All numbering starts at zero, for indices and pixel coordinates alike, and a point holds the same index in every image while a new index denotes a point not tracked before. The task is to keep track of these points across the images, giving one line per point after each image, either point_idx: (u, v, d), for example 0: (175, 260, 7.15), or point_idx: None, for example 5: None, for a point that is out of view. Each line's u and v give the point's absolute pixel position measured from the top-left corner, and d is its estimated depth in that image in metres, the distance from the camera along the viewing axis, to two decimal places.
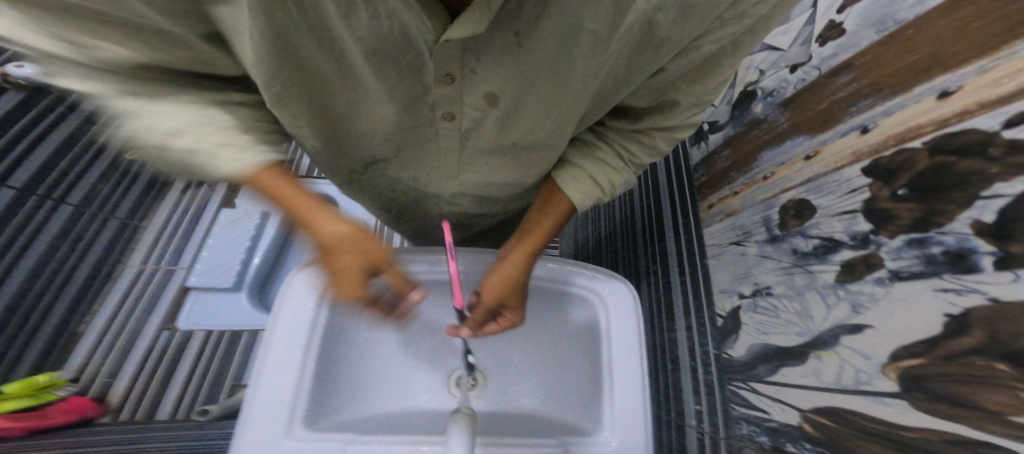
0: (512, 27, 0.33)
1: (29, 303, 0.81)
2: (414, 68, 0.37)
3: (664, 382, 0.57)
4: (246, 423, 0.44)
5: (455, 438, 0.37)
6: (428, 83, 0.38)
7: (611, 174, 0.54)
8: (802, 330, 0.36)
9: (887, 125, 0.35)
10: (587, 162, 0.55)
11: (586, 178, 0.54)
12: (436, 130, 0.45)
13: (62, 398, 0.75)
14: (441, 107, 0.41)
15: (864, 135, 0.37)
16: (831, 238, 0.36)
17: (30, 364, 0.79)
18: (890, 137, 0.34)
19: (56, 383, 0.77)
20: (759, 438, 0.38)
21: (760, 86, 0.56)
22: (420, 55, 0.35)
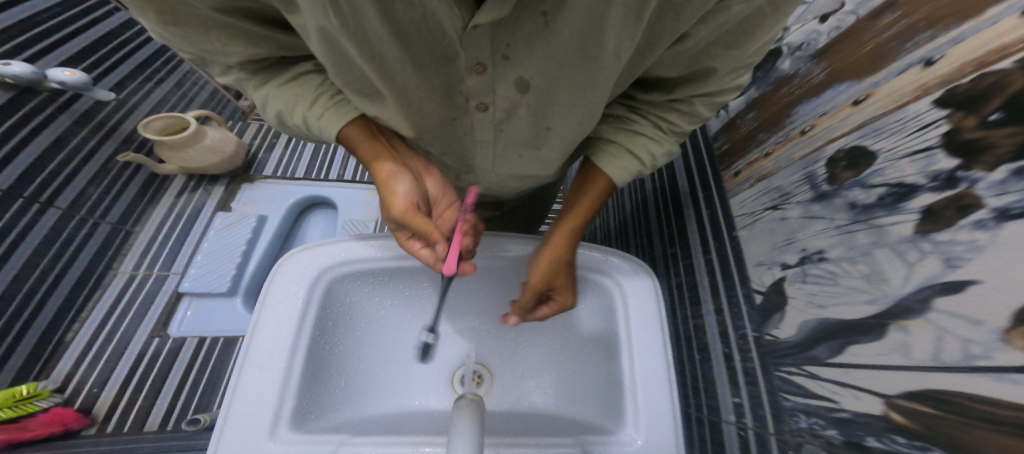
0: (538, 9, 0.35)
1: (14, 311, 0.78)
2: (450, 59, 0.42)
3: (691, 374, 0.51)
4: (224, 424, 0.38)
5: (459, 438, 0.32)
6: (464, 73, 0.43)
7: (653, 146, 0.54)
8: (874, 297, 0.30)
9: (956, 54, 0.30)
10: (624, 135, 0.55)
11: (623, 152, 0.55)
12: (473, 119, 0.52)
13: (44, 409, 0.72)
14: (474, 96, 0.47)
15: (927, 69, 0.31)
16: (902, 183, 0.30)
17: (12, 374, 0.76)
18: (965, 63, 0.29)
19: (38, 394, 0.74)
20: (825, 432, 0.32)
21: (785, 43, 0.50)
22: (454, 46, 0.40)
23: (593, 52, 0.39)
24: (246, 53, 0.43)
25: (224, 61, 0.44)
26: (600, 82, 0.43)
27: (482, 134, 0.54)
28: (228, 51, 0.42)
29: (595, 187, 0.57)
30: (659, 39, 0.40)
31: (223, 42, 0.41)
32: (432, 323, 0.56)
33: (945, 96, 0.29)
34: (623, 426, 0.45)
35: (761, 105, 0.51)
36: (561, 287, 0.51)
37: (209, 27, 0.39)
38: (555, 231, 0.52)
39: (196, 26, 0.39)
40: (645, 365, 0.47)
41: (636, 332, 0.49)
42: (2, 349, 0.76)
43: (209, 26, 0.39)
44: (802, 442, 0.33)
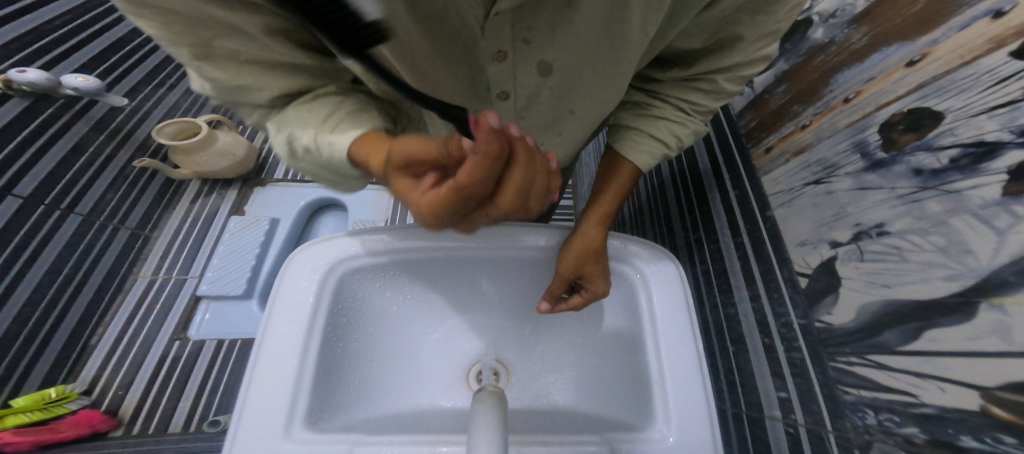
0: None
1: (41, 316, 0.79)
2: (472, 49, 0.40)
3: (726, 367, 0.47)
4: (238, 426, 0.37)
5: (479, 435, 0.30)
6: (485, 62, 0.41)
7: (676, 128, 0.50)
8: (956, 272, 0.26)
9: None
10: (643, 120, 0.51)
11: (645, 136, 0.51)
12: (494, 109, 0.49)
13: (73, 412, 0.73)
14: (496, 85, 0.44)
15: (1000, 19, 0.27)
16: (982, 142, 0.26)
17: (41, 378, 0.77)
18: None
19: (67, 396, 0.75)
20: (900, 430, 0.28)
21: (816, 11, 0.45)
22: (474, 33, 0.38)
23: (618, 30, 0.37)
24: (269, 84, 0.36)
25: (251, 99, 0.38)
26: (624, 61, 0.41)
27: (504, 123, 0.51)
28: (250, 82, 0.35)
29: (620, 174, 0.53)
30: (686, 11, 0.39)
31: (244, 69, 0.35)
32: (445, 318, 0.54)
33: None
34: (654, 423, 0.42)
35: (793, 78, 0.46)
36: (591, 276, 0.47)
37: (227, 50, 0.33)
38: (581, 220, 0.50)
39: (214, 50, 0.33)
40: (674, 358, 0.44)
41: (662, 322, 0.46)
42: (32, 353, 0.77)
43: (228, 50, 0.33)
44: (870, 440, 0.29)
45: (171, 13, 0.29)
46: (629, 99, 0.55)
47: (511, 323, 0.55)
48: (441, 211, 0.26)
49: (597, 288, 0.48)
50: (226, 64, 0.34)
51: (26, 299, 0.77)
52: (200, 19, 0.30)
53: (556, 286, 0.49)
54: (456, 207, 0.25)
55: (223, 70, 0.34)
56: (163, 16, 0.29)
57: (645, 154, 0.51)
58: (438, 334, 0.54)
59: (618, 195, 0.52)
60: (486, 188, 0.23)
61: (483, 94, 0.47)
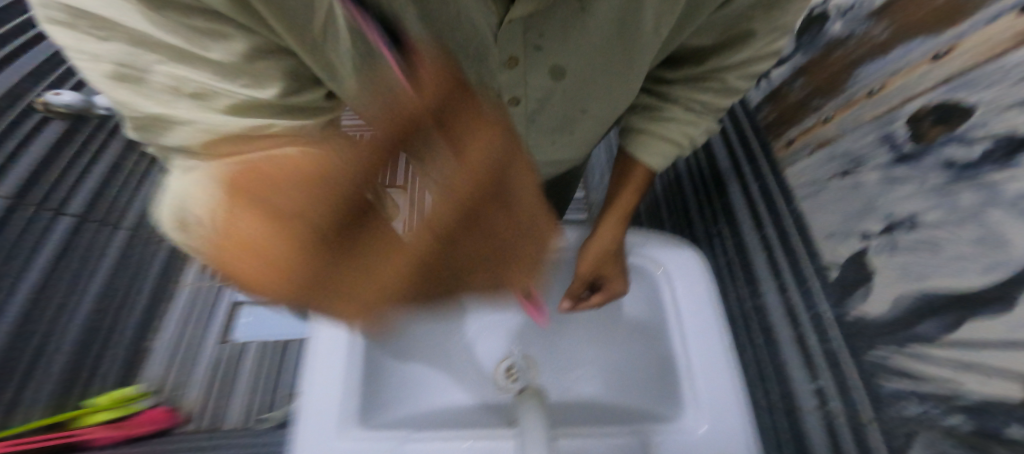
0: None
1: (104, 323, 0.84)
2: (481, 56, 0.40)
3: (756, 357, 0.48)
4: (300, 426, 0.39)
5: (527, 425, 0.32)
6: (495, 69, 0.41)
7: (689, 128, 0.50)
8: (992, 262, 0.26)
9: None
10: (654, 122, 0.52)
11: (658, 138, 0.52)
12: None
13: (144, 409, 0.78)
14: (507, 90, 0.44)
15: None
16: (1012, 134, 0.26)
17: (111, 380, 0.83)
18: None
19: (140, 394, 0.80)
20: (945, 420, 0.28)
21: (832, 6, 0.45)
22: (485, 40, 0.37)
23: (633, 26, 0.39)
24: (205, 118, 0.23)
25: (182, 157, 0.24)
26: (639, 56, 0.42)
27: None
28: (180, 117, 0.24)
29: (634, 178, 0.54)
30: (702, 9, 0.40)
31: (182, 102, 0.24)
32: None
33: None
34: (685, 414, 0.43)
35: (812, 70, 0.46)
36: (609, 274, 0.50)
37: (166, 80, 0.24)
38: (601, 221, 0.51)
39: (145, 77, 0.25)
40: (703, 350, 0.45)
41: (688, 315, 0.47)
42: (99, 357, 0.82)
43: (166, 82, 0.24)
44: (912, 429, 0.30)
45: (118, 27, 0.25)
46: (638, 102, 0.55)
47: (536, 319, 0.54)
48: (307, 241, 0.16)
49: (615, 286, 0.50)
50: (157, 95, 0.24)
51: (89, 310, 0.82)
52: (143, 32, 0.24)
53: (575, 287, 0.51)
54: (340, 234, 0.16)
55: (150, 102, 0.24)
56: (112, 25, 0.25)
57: (657, 154, 0.52)
58: None
59: (637, 195, 0.53)
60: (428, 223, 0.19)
61: None
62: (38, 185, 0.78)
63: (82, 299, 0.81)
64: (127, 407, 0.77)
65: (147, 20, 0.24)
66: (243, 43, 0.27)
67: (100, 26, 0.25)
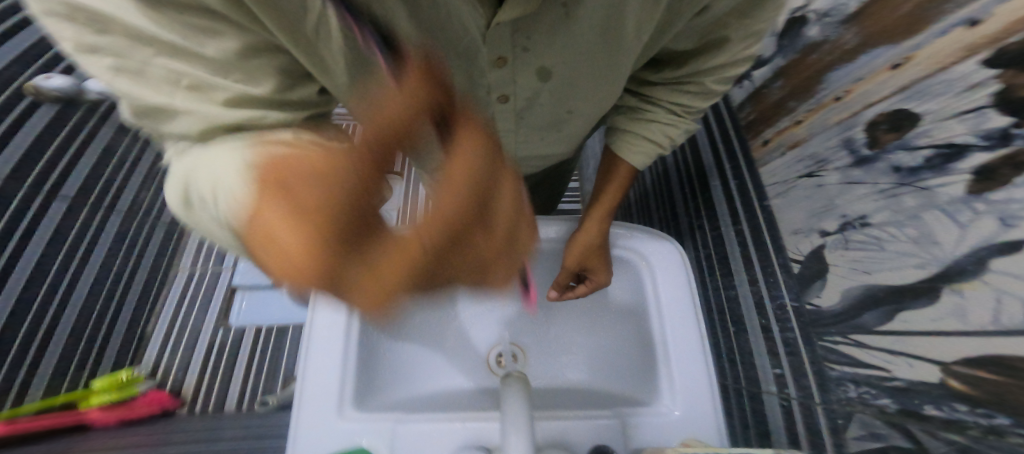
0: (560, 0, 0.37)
1: (102, 306, 0.86)
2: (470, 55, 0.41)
3: (727, 345, 0.51)
4: (299, 408, 0.42)
5: (510, 405, 0.34)
6: (484, 68, 0.43)
7: (669, 130, 0.53)
8: (924, 261, 0.29)
9: (1003, 13, 0.27)
10: (638, 124, 0.55)
11: (640, 138, 0.55)
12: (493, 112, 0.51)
13: (143, 393, 0.80)
14: (496, 88, 0.46)
15: (972, 30, 0.29)
16: (951, 144, 0.28)
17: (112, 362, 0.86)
18: (1014, 21, 0.26)
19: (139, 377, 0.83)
20: (877, 401, 0.31)
21: (811, 9, 0.46)
22: (474, 41, 0.39)
23: (617, 31, 0.41)
24: (207, 111, 0.24)
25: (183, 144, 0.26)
26: (621, 59, 0.45)
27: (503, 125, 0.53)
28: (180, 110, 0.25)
29: (618, 177, 0.56)
30: (680, 14, 0.41)
31: (183, 93, 0.25)
32: (470, 305, 0.56)
33: (994, 55, 0.27)
34: (660, 398, 0.47)
35: (790, 73, 0.48)
36: (594, 266, 0.52)
37: (165, 74, 0.25)
38: (586, 215, 0.53)
39: (140, 67, 0.25)
40: (679, 338, 0.48)
41: (667, 306, 0.50)
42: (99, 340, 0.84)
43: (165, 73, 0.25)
44: (852, 409, 0.33)
45: (105, 18, 0.25)
46: (622, 103, 0.58)
47: (527, 309, 0.57)
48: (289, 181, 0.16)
49: (601, 279, 0.53)
50: (151, 82, 0.25)
51: (88, 293, 0.84)
52: (137, 26, 0.24)
53: (563, 277, 0.54)
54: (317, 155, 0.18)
55: (150, 92, 0.25)
56: (107, 18, 0.24)
57: (639, 153, 0.55)
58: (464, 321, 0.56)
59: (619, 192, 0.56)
60: (440, 225, 0.17)
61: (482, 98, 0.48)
62: (33, 170, 0.79)
63: (80, 284, 0.83)
64: (126, 390, 0.79)
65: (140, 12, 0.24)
66: (237, 41, 0.26)
67: (86, 20, 0.25)
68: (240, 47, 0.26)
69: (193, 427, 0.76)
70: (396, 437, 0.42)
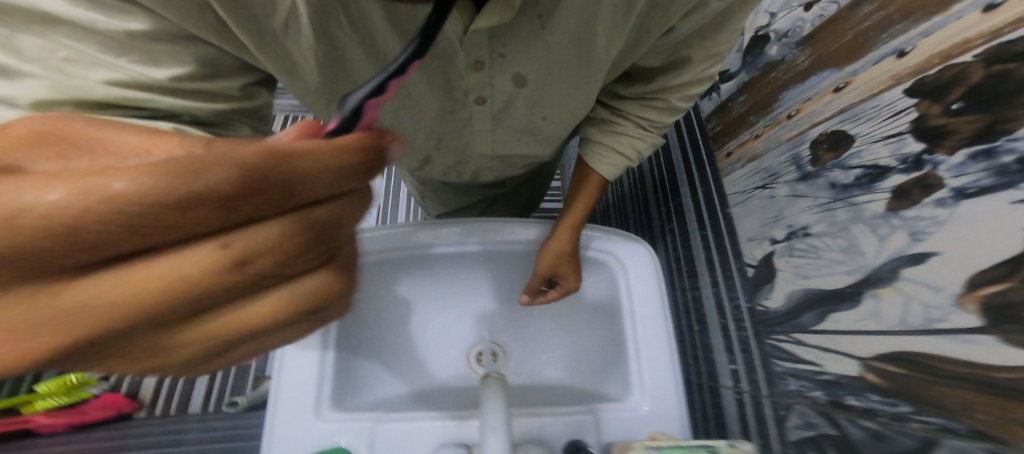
0: (535, 11, 0.39)
1: None
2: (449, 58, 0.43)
3: (691, 344, 0.55)
4: (279, 410, 0.43)
5: (491, 405, 0.36)
6: (462, 71, 0.45)
7: (637, 142, 0.56)
8: (852, 268, 0.33)
9: (924, 48, 0.31)
10: (608, 135, 0.57)
11: (610, 147, 0.57)
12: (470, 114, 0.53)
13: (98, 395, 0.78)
14: (473, 91, 0.48)
15: (900, 61, 0.33)
16: (876, 165, 0.32)
17: None
18: (931, 58, 0.30)
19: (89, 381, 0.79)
20: (810, 393, 0.35)
21: (772, 29, 0.49)
22: (453, 44, 0.41)
23: (586, 45, 0.43)
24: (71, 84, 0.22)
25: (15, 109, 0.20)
26: (593, 71, 0.47)
27: (481, 126, 0.54)
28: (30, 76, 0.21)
29: (589, 185, 0.60)
30: (647, 34, 0.45)
31: (57, 65, 0.22)
32: (449, 307, 0.58)
33: (915, 85, 0.31)
34: (630, 394, 0.50)
35: (751, 89, 0.52)
36: (565, 273, 0.55)
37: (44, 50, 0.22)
38: (560, 220, 0.56)
39: (18, 43, 0.21)
40: (648, 337, 0.51)
41: (638, 306, 0.53)
42: None
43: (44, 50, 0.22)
44: (792, 401, 0.37)
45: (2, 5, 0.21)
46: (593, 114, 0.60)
47: (503, 310, 0.59)
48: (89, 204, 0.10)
49: (569, 284, 0.56)
50: (25, 55, 0.21)
51: None
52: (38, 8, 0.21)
53: (535, 284, 0.56)
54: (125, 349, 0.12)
55: (18, 62, 0.21)
56: None
57: (610, 163, 0.58)
58: (443, 321, 0.58)
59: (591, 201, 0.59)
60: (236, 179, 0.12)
61: (460, 99, 0.50)
62: None
63: None
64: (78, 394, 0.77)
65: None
66: (146, 23, 0.24)
67: None
68: (145, 32, 0.24)
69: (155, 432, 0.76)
70: (377, 436, 0.44)
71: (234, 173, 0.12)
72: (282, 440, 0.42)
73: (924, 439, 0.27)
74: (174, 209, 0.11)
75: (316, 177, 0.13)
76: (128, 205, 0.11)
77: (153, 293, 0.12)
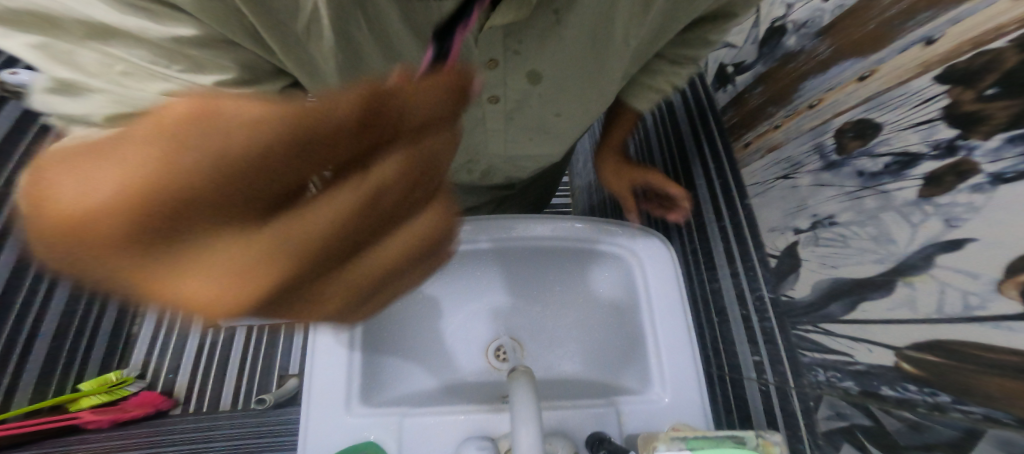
0: (552, 7, 0.40)
1: None
2: None
3: (711, 336, 0.54)
4: (309, 407, 0.45)
5: (519, 397, 0.37)
6: (476, 69, 0.45)
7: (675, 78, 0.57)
8: (881, 257, 0.33)
9: (954, 34, 0.30)
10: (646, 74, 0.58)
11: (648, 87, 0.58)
12: (483, 113, 0.53)
13: (135, 393, 0.84)
14: (486, 90, 0.48)
15: (928, 49, 0.32)
16: (906, 153, 0.32)
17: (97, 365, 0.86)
18: (962, 43, 0.29)
19: (126, 380, 0.86)
20: (842, 384, 0.35)
21: (790, 19, 0.49)
22: None
23: (604, 35, 0.44)
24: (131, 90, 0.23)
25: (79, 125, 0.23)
26: (609, 62, 0.48)
27: (494, 125, 0.55)
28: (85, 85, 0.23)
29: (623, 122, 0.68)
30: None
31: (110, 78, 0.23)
32: (466, 302, 0.59)
33: (943, 73, 0.30)
34: (652, 387, 0.50)
35: (768, 80, 0.51)
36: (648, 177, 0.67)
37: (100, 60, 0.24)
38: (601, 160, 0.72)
39: (79, 58, 0.24)
40: (667, 330, 0.51)
41: (656, 299, 0.53)
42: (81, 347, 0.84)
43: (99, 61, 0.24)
44: (821, 392, 0.37)
45: (65, 24, 0.24)
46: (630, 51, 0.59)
47: (520, 305, 0.59)
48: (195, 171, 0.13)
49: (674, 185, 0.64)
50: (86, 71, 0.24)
51: None
52: (93, 18, 0.24)
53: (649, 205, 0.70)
54: (280, 299, 0.16)
55: (83, 78, 0.23)
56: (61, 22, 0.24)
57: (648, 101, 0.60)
58: (461, 317, 0.58)
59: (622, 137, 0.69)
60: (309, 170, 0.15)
61: (473, 98, 0.50)
62: None
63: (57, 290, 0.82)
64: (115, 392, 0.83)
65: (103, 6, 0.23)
66: (195, 30, 0.25)
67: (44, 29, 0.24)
68: (193, 38, 0.25)
69: (185, 427, 0.79)
70: (403, 431, 0.45)
71: (311, 127, 0.14)
72: (313, 436, 0.43)
73: (967, 428, 0.27)
74: (277, 171, 0.14)
75: (389, 116, 0.16)
76: (190, 183, 0.13)
77: (274, 243, 0.15)
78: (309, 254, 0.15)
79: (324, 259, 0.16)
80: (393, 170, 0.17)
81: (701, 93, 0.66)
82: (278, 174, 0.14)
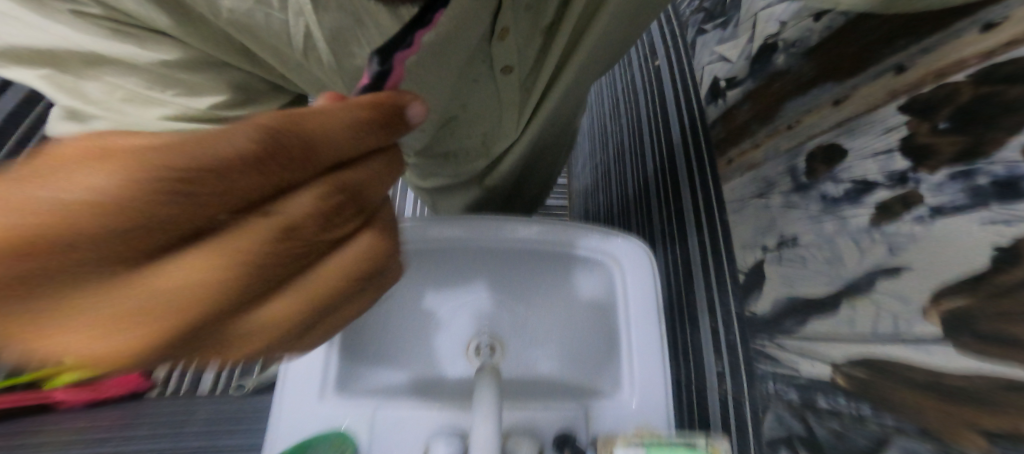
0: None
1: None
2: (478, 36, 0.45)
3: (681, 345, 0.56)
4: (284, 390, 0.47)
5: (483, 396, 0.38)
6: (490, 41, 0.47)
7: None
8: (832, 279, 0.34)
9: (925, 63, 0.32)
10: None
11: None
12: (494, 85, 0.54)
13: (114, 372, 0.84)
14: (499, 61, 0.50)
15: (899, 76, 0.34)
16: (864, 180, 0.34)
17: None
18: (929, 73, 0.31)
19: None
20: (785, 395, 0.37)
21: (781, 38, 0.50)
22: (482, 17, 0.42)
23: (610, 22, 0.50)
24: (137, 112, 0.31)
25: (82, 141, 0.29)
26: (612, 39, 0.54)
27: (506, 98, 0.57)
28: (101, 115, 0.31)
29: None
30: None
31: (114, 103, 0.31)
32: (454, 295, 0.58)
33: (908, 102, 0.32)
34: (620, 391, 0.51)
35: (755, 98, 0.52)
36: None
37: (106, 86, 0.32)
38: None
39: (82, 88, 0.32)
40: (641, 336, 0.53)
41: (633, 306, 0.54)
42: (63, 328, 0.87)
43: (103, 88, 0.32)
44: (767, 402, 0.39)
45: (65, 60, 0.32)
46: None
47: (507, 303, 0.58)
48: (77, 207, 0.11)
49: None
50: (88, 97, 0.31)
51: None
52: (85, 49, 0.32)
53: None
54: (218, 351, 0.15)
55: (85, 104, 0.31)
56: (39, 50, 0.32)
57: None
58: (447, 311, 0.57)
59: None
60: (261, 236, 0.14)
61: (483, 70, 0.52)
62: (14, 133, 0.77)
63: None
64: None
65: (85, 36, 0.32)
66: (180, 56, 0.34)
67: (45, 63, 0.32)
68: (174, 61, 0.34)
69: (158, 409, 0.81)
70: (374, 421, 0.46)
71: (212, 150, 0.13)
72: (286, 418, 0.46)
73: (878, 438, 0.29)
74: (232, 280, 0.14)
75: (307, 142, 0.15)
76: (69, 228, 0.11)
77: (157, 296, 0.12)
78: (246, 257, 0.14)
79: (214, 316, 0.14)
80: (310, 203, 0.15)
81: (693, 105, 0.68)
82: (180, 211, 0.12)
